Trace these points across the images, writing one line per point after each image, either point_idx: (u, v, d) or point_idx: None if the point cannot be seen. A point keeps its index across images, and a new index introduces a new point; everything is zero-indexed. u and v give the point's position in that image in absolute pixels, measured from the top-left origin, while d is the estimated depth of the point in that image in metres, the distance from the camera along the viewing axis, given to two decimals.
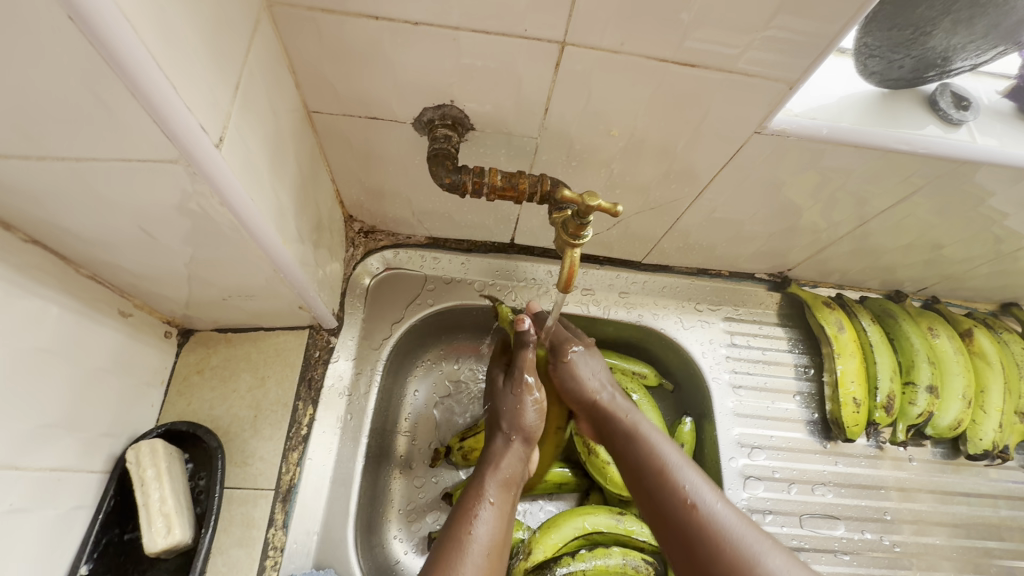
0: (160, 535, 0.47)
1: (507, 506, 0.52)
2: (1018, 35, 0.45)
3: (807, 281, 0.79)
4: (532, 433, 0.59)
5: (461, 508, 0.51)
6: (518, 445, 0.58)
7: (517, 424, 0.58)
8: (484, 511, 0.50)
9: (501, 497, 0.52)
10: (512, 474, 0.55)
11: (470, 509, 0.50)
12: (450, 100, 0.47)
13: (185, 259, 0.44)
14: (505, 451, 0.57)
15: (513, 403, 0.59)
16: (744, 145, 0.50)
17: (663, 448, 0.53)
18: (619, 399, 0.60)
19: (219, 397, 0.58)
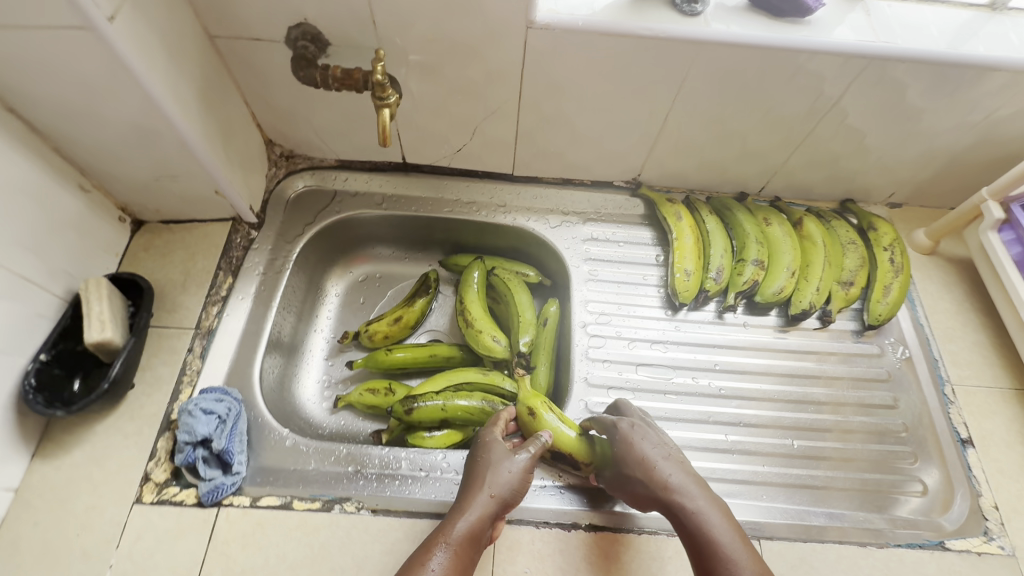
0: (95, 331, 0.63)
1: (463, 562, 0.53)
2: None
3: (661, 187, 0.92)
4: (510, 496, 0.59)
5: (416, 556, 0.53)
6: (495, 505, 0.57)
7: (499, 478, 0.59)
8: (436, 560, 0.52)
9: (459, 549, 0.54)
10: (479, 529, 0.56)
11: (424, 557, 0.52)
12: (304, 19, 0.65)
13: (116, 131, 0.62)
14: (473, 508, 0.56)
15: (506, 457, 0.61)
16: (528, 41, 0.66)
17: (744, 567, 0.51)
18: (687, 483, 0.59)
19: (159, 266, 0.76)
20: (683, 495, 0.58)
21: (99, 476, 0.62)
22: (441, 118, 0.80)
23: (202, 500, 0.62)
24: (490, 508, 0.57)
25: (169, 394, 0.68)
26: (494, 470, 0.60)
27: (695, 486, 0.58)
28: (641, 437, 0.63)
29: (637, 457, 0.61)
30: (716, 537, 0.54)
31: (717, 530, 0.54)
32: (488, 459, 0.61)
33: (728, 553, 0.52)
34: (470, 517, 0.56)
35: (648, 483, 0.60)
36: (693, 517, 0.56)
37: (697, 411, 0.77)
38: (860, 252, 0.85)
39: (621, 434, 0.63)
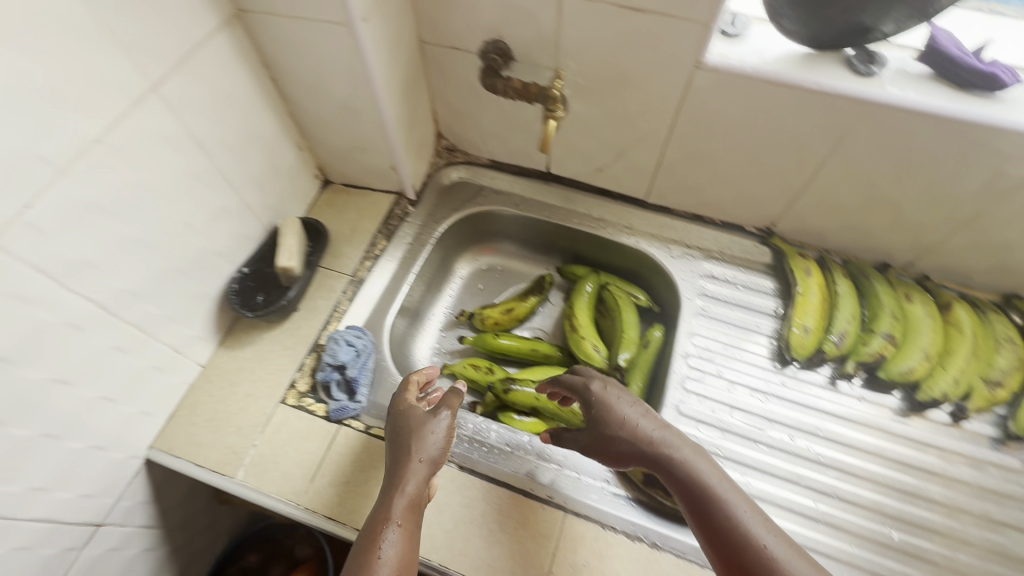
0: (285, 259, 0.79)
1: (412, 528, 0.58)
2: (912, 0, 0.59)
3: (794, 240, 0.91)
4: (437, 457, 0.63)
5: (371, 529, 0.57)
6: (426, 469, 0.62)
7: (415, 440, 0.63)
8: (391, 533, 0.56)
9: (408, 515, 0.58)
10: (420, 494, 0.60)
11: (376, 528, 0.57)
12: (499, 36, 0.76)
13: (336, 105, 0.78)
14: (411, 479, 0.60)
15: (419, 424, 0.65)
16: (692, 80, 0.71)
17: (736, 504, 0.55)
18: (669, 438, 0.61)
19: (335, 219, 0.91)
20: (666, 446, 0.61)
21: (259, 373, 0.77)
22: (593, 137, 0.87)
23: (329, 415, 0.74)
24: (422, 473, 0.61)
25: (321, 323, 0.81)
26: (419, 438, 0.63)
27: (676, 437, 0.61)
28: (618, 399, 0.66)
29: (618, 418, 0.65)
30: (710, 485, 0.56)
31: (705, 477, 0.57)
32: (410, 428, 0.65)
33: (719, 496, 0.55)
34: (406, 484, 0.60)
35: (631, 440, 0.63)
36: (683, 469, 0.59)
37: (788, 471, 0.74)
38: (1017, 353, 0.77)
39: (597, 398, 0.68)
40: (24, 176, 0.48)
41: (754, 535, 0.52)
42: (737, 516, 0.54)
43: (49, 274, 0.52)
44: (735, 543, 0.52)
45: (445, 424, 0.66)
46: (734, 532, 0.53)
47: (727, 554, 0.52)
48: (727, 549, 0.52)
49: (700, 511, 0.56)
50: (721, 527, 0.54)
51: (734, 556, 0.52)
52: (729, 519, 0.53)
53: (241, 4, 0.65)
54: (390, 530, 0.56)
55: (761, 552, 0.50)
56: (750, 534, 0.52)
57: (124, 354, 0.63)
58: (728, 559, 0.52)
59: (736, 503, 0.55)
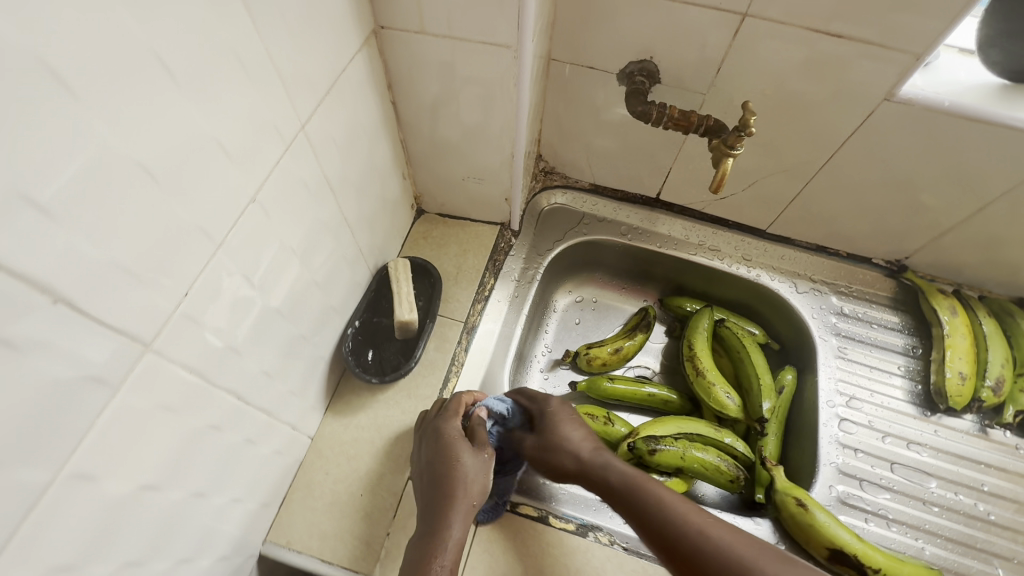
0: (405, 311, 0.68)
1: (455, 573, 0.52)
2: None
3: (926, 274, 0.86)
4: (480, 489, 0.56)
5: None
6: (468, 505, 0.55)
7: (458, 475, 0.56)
8: None
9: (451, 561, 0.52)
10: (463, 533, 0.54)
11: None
12: (650, 56, 0.67)
13: (463, 131, 0.67)
14: (452, 523, 0.53)
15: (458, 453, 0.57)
16: (876, 111, 0.64)
17: (692, 514, 0.53)
18: (585, 445, 0.62)
19: (436, 256, 0.81)
20: (603, 456, 0.61)
21: (379, 445, 0.67)
22: None
23: None
24: (467, 512, 0.54)
25: (440, 380, 0.71)
26: (464, 478, 0.55)
27: (591, 440, 0.63)
28: (566, 417, 0.65)
29: (564, 435, 0.63)
30: (658, 495, 0.56)
31: (642, 483, 0.58)
32: (445, 456, 0.57)
33: (653, 497, 0.56)
34: (450, 531, 0.53)
35: (575, 455, 0.62)
36: (627, 482, 0.58)
37: (962, 532, 0.69)
38: None
39: (548, 412, 0.65)
40: (189, 256, 0.37)
41: (714, 540, 0.51)
42: (686, 517, 0.53)
43: (200, 371, 0.41)
44: (693, 550, 0.51)
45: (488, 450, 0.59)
46: (682, 534, 0.52)
47: (684, 561, 0.51)
48: (682, 554, 0.52)
49: (650, 523, 0.55)
50: (671, 533, 0.53)
51: (686, 559, 0.51)
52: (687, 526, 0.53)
53: (384, 18, 0.54)
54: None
55: (711, 547, 0.51)
56: (706, 536, 0.51)
57: (254, 445, 0.52)
58: (684, 565, 0.51)
59: (678, 507, 0.54)
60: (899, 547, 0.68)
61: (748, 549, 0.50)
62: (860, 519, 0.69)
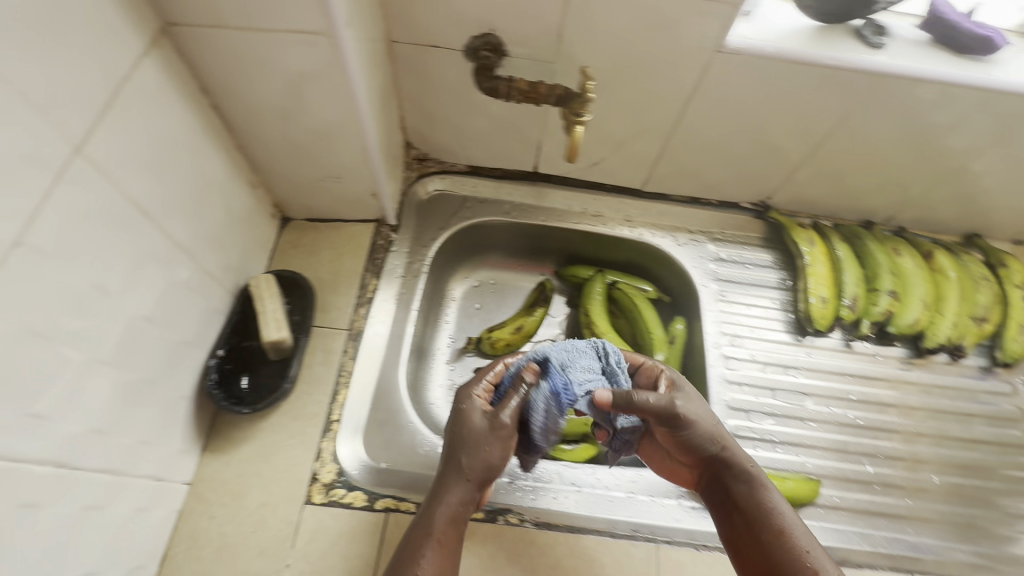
0: (273, 329, 0.63)
1: (450, 552, 0.51)
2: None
3: (787, 211, 0.92)
4: (489, 472, 0.54)
5: (405, 550, 0.51)
6: (469, 487, 0.53)
7: (471, 456, 0.53)
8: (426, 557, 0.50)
9: (444, 540, 0.51)
10: (462, 512, 0.53)
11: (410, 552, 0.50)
12: (491, 29, 0.65)
13: (304, 129, 0.62)
14: (453, 488, 0.53)
15: (476, 432, 0.54)
16: (711, 64, 0.66)
17: (777, 512, 0.55)
18: (735, 447, 0.59)
19: (309, 264, 0.76)
20: (717, 442, 0.59)
21: (268, 475, 0.62)
22: (590, 132, 0.80)
23: (370, 502, 0.63)
24: (466, 492, 0.53)
25: (329, 394, 0.68)
26: (471, 447, 0.53)
27: (719, 427, 0.59)
28: (692, 414, 0.57)
29: (703, 433, 0.57)
30: (752, 491, 0.57)
31: (753, 473, 0.58)
32: (463, 435, 0.54)
33: (755, 483, 0.57)
34: (449, 498, 0.52)
35: (706, 448, 0.58)
36: (727, 471, 0.59)
37: (836, 441, 0.77)
38: (992, 289, 0.84)
39: (680, 416, 0.56)
40: None
41: (784, 537, 0.54)
42: (771, 504, 0.56)
43: None
44: (763, 529, 0.55)
45: (507, 427, 0.54)
46: (764, 517, 0.55)
47: (754, 534, 0.55)
48: (751, 530, 0.56)
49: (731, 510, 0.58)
50: (748, 512, 0.56)
51: (755, 534, 0.55)
52: (758, 521, 0.55)
53: (171, 14, 0.48)
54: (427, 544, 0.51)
55: (783, 532, 0.54)
56: (777, 520, 0.55)
57: (99, 509, 0.47)
58: (752, 536, 0.56)
59: (763, 493, 0.57)
60: (786, 466, 0.74)
61: (802, 531, 0.54)
62: (751, 447, 0.75)
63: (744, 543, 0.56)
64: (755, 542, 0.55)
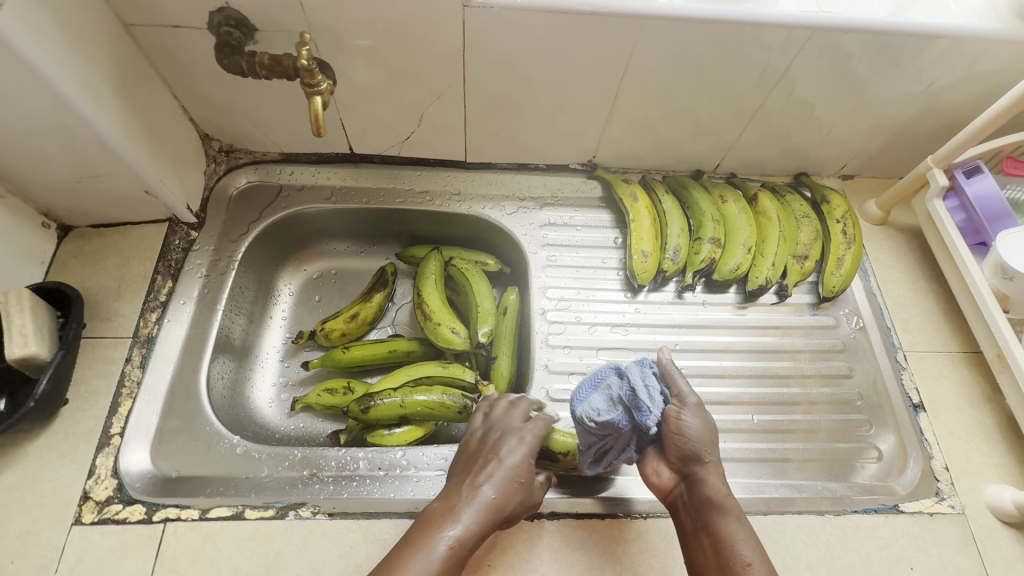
0: (17, 346, 0.59)
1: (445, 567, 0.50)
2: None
3: (617, 168, 0.91)
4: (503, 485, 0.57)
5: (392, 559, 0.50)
6: (479, 500, 0.55)
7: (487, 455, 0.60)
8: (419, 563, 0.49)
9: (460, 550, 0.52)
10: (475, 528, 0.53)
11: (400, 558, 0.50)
12: (225, 2, 0.61)
13: (23, 128, 0.58)
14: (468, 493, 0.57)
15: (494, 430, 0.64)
16: (466, 20, 0.63)
17: (736, 534, 0.54)
18: (717, 468, 0.59)
19: (92, 273, 0.71)
20: (701, 459, 0.59)
21: (32, 500, 0.59)
22: (385, 105, 0.77)
23: (148, 514, 0.59)
24: (489, 508, 0.55)
25: (107, 407, 0.64)
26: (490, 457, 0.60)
27: (708, 448, 0.59)
28: (686, 421, 0.60)
29: (686, 441, 0.59)
30: (716, 511, 0.56)
31: (725, 502, 0.56)
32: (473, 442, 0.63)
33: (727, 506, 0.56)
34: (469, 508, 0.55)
35: (685, 456, 0.59)
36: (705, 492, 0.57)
37: None
38: (814, 225, 0.85)
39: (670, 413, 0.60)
40: None
41: (738, 556, 0.53)
42: (739, 528, 0.55)
43: None
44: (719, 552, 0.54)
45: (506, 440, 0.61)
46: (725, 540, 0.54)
47: (711, 554, 0.54)
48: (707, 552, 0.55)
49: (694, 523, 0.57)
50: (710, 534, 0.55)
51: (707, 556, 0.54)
52: (716, 537, 0.55)
53: None
54: (439, 544, 0.51)
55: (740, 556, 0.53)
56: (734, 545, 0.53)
57: None
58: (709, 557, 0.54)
59: (732, 518, 0.55)
60: None
61: (756, 566, 0.52)
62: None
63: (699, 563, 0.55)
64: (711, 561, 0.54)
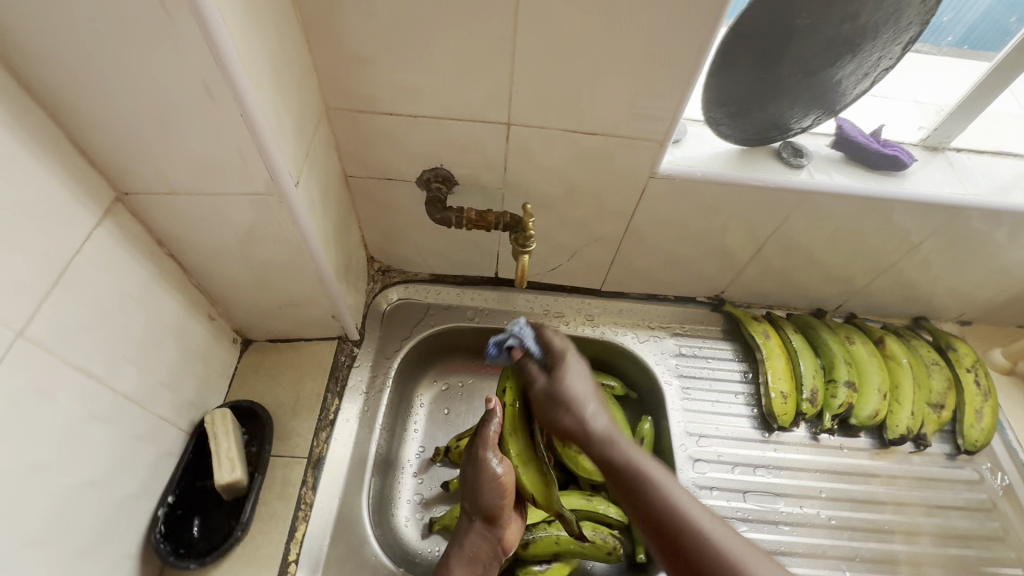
0: (225, 471, 0.63)
1: None
2: (807, 105, 0.65)
3: (741, 302, 0.96)
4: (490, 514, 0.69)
5: None
6: (478, 526, 0.70)
7: (475, 494, 0.70)
8: None
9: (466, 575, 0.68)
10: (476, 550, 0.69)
11: None
12: (440, 164, 0.70)
13: (257, 269, 0.64)
14: (470, 527, 0.70)
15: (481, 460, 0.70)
16: (647, 187, 0.71)
17: (673, 492, 0.56)
18: (601, 416, 0.64)
19: (269, 388, 0.76)
20: (590, 435, 0.63)
21: None
22: (545, 243, 0.84)
23: None
24: (479, 530, 0.69)
25: (285, 531, 0.65)
26: (474, 492, 0.70)
27: (586, 404, 0.65)
28: (571, 377, 0.67)
29: (574, 425, 0.64)
30: (658, 483, 0.57)
31: (614, 439, 0.62)
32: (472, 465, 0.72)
33: (648, 492, 0.57)
34: (466, 537, 0.70)
35: (574, 424, 0.64)
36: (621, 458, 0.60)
37: (815, 545, 0.76)
38: (945, 373, 0.87)
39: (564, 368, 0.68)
40: None
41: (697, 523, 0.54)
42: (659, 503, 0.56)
43: None
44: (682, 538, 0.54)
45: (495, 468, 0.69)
46: (678, 521, 0.54)
47: (662, 536, 0.55)
48: (651, 517, 0.56)
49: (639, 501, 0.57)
50: (658, 513, 0.55)
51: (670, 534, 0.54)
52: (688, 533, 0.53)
53: (124, 185, 0.51)
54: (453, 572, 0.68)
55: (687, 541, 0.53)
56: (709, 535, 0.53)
57: None
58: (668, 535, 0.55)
59: (679, 490, 0.57)
60: None
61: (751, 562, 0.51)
62: None
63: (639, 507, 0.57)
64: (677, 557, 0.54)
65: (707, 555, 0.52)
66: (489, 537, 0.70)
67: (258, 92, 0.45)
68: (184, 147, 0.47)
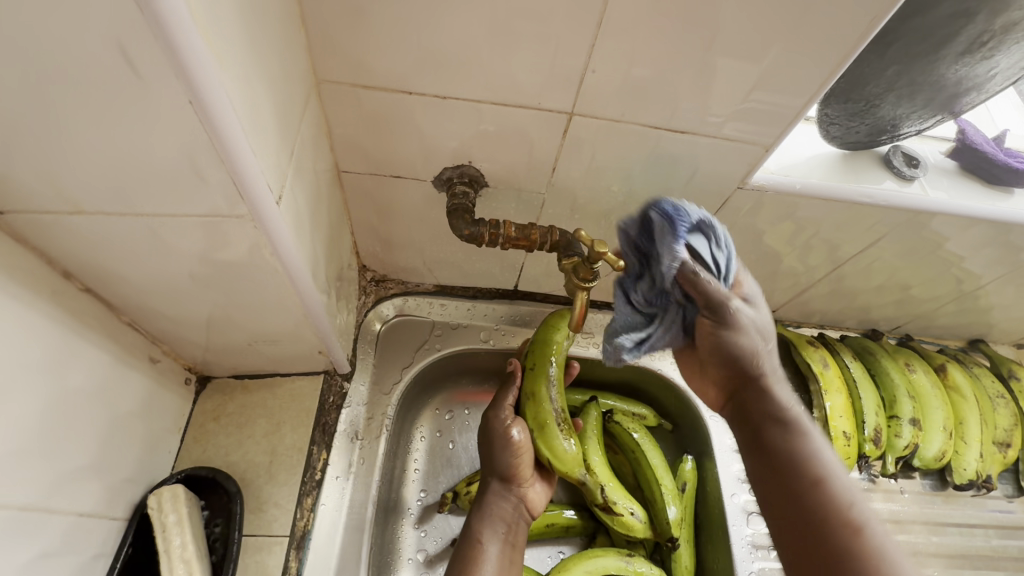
0: None
1: (502, 550, 0.59)
2: (953, 104, 0.51)
3: (790, 321, 0.84)
4: (513, 476, 0.62)
5: (462, 553, 0.58)
6: (508, 492, 0.62)
7: (498, 462, 0.62)
8: (486, 556, 0.57)
9: (499, 543, 0.59)
10: (508, 517, 0.61)
11: (472, 557, 0.57)
12: (468, 160, 0.52)
13: (218, 306, 0.47)
14: (495, 497, 0.62)
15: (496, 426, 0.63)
16: (728, 199, 0.57)
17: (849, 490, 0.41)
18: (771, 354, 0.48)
19: (235, 443, 0.59)
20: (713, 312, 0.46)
21: None
22: None
23: None
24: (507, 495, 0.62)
25: None
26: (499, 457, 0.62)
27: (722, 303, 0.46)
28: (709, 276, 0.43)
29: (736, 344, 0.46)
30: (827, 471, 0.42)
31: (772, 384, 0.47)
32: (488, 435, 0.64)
33: (803, 436, 0.44)
34: (492, 509, 0.61)
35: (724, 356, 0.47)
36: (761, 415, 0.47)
37: None
38: (1010, 408, 0.79)
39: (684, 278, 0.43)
40: None
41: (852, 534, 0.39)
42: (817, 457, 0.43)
43: None
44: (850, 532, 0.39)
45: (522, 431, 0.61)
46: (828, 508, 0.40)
47: (813, 535, 0.40)
48: (786, 473, 0.43)
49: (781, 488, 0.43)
50: (800, 465, 0.43)
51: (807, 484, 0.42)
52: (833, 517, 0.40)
53: None
54: (486, 544, 0.58)
55: (827, 494, 0.41)
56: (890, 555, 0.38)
57: None
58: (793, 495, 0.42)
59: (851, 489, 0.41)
60: None
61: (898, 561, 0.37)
62: None
63: (788, 484, 0.43)
64: (810, 550, 0.40)
65: (844, 534, 0.39)
66: (516, 501, 0.62)
67: (224, 67, 0.28)
68: (93, 149, 0.29)
